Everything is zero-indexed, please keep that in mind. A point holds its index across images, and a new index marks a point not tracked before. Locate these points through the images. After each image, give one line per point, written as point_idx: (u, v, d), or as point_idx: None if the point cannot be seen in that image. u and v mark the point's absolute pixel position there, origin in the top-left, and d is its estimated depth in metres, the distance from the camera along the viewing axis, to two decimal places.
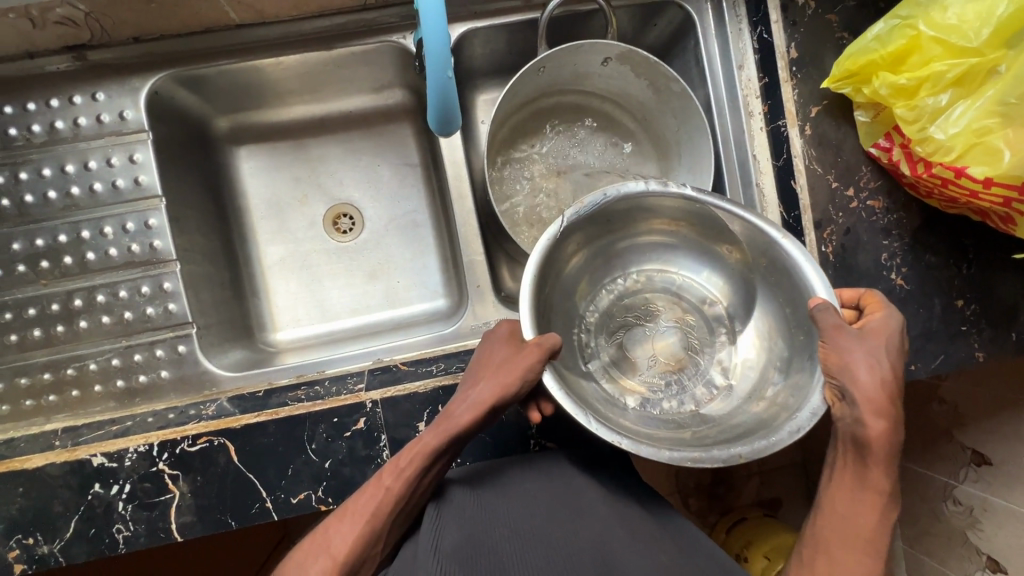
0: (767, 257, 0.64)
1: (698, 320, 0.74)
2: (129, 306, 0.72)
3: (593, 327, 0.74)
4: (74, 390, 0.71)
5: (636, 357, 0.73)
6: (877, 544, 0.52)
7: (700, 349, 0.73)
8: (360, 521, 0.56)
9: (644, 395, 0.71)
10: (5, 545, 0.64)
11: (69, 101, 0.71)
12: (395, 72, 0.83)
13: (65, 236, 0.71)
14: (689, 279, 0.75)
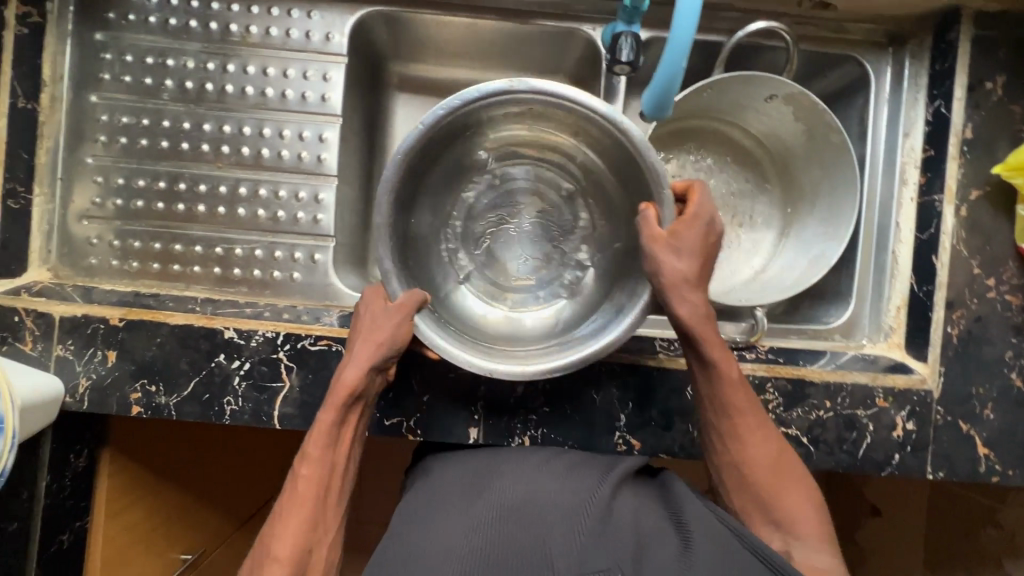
0: (617, 152, 0.73)
1: (562, 206, 0.87)
2: (283, 207, 0.78)
3: (458, 234, 0.86)
4: (217, 268, 0.77)
5: (500, 253, 0.86)
6: (761, 424, 0.62)
7: (561, 238, 0.86)
8: (303, 501, 0.61)
9: (518, 290, 0.84)
10: (130, 387, 0.69)
11: (287, 13, 0.77)
12: (570, 61, 0.85)
13: (248, 129, 0.77)
14: (527, 166, 0.87)
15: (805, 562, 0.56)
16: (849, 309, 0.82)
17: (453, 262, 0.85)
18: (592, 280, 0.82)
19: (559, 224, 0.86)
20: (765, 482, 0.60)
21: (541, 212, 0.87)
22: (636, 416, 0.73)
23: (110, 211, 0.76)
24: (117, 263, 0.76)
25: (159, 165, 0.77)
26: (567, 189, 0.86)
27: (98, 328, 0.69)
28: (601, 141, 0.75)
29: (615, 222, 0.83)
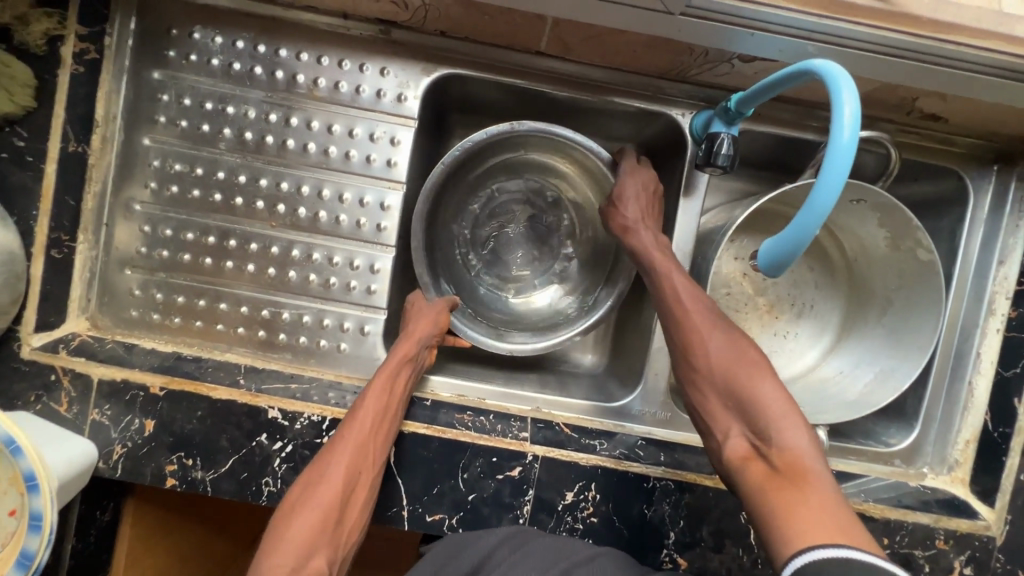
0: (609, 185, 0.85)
1: (547, 209, 0.92)
2: (336, 274, 0.74)
3: (471, 240, 0.91)
4: (262, 331, 0.73)
5: (508, 258, 0.92)
6: (722, 328, 0.66)
7: (543, 231, 0.92)
8: (360, 434, 0.63)
9: (520, 282, 0.92)
10: (165, 458, 0.66)
11: (358, 68, 0.72)
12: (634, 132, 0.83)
13: (308, 189, 0.73)
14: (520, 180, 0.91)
15: (775, 442, 0.57)
16: (912, 433, 0.79)
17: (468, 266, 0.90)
18: (578, 267, 0.92)
19: (546, 225, 0.92)
20: (722, 372, 0.63)
21: (534, 216, 0.92)
22: (685, 535, 0.70)
23: (155, 262, 0.72)
24: (158, 318, 0.72)
25: (210, 218, 0.72)
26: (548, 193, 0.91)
27: (137, 395, 0.66)
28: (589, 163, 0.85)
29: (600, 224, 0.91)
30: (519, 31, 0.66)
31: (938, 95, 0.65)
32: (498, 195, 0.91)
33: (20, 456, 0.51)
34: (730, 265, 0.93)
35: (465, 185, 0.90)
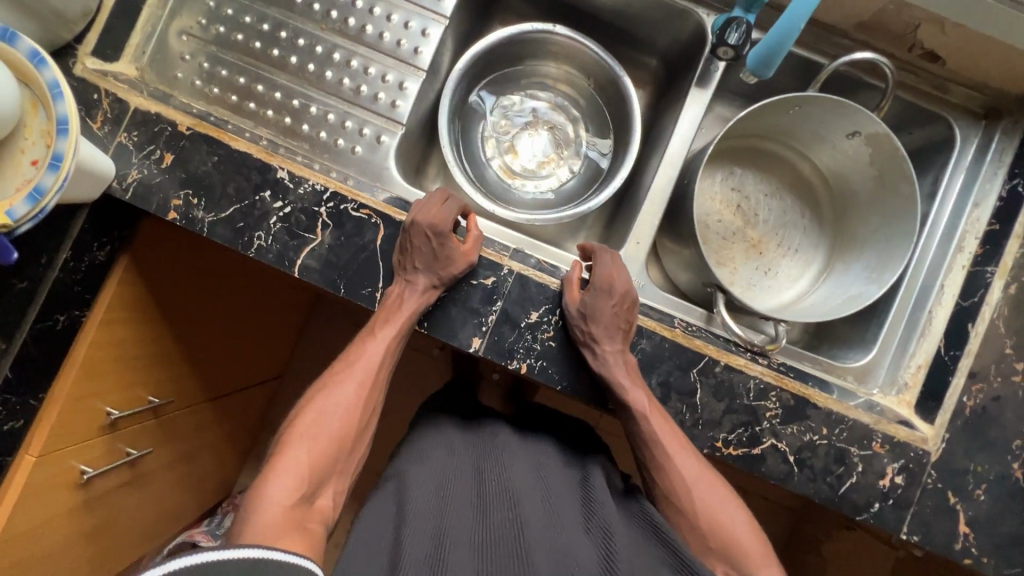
0: (620, 105, 0.95)
1: (566, 125, 1.02)
2: (368, 83, 0.80)
3: (494, 127, 1.00)
4: (288, 118, 0.79)
5: (521, 150, 1.00)
6: (679, 436, 0.69)
7: (558, 141, 1.01)
8: (372, 365, 0.72)
9: (526, 175, 1.00)
10: (173, 193, 0.71)
11: None
12: (658, 37, 0.91)
13: (361, 3, 0.80)
14: (550, 92, 1.01)
15: (736, 536, 0.65)
16: (869, 354, 0.81)
17: (484, 142, 0.99)
18: (579, 182, 1.00)
19: (562, 137, 1.01)
20: (683, 480, 0.67)
21: (554, 129, 1.01)
22: (589, 449, 0.81)
23: (209, 36, 0.80)
24: (199, 84, 0.79)
25: (269, 10, 0.80)
26: (570, 113, 1.02)
27: (165, 130, 0.72)
28: (610, 87, 0.96)
29: (607, 148, 1.00)
30: None
31: (938, 23, 0.73)
32: (529, 99, 1.01)
33: (59, 100, 0.56)
34: (726, 194, 0.99)
35: (501, 80, 1.00)
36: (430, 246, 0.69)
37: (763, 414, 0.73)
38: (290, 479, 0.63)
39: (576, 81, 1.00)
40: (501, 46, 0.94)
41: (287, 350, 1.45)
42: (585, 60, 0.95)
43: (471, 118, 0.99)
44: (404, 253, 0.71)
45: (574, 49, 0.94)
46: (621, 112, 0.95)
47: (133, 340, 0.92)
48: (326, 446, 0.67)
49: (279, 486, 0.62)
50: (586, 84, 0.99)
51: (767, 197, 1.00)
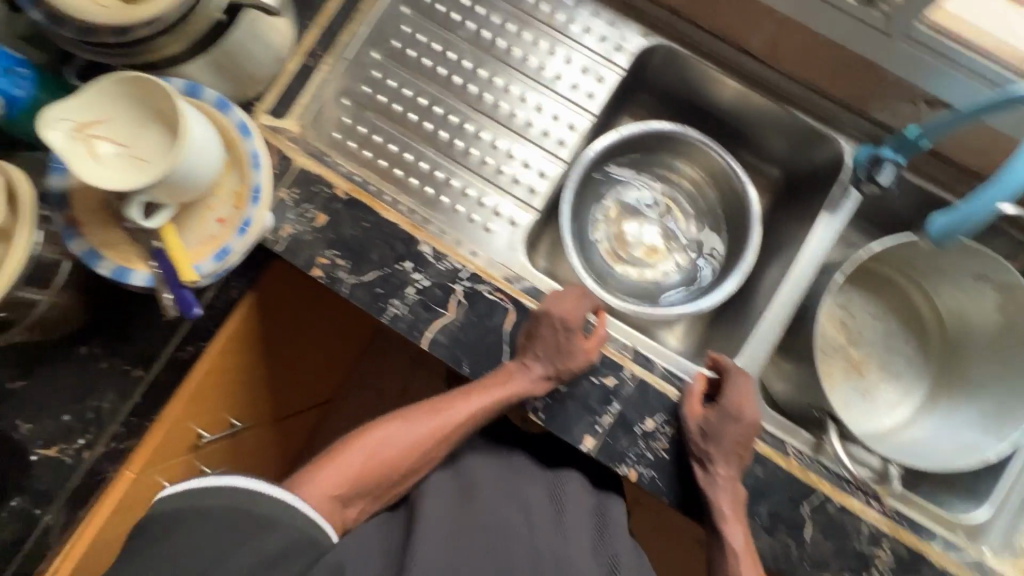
0: (738, 211, 0.96)
1: (677, 218, 1.02)
2: (510, 166, 0.83)
3: (606, 210, 1.01)
4: (429, 189, 0.82)
5: (629, 237, 1.02)
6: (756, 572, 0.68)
7: (666, 234, 1.02)
8: (455, 419, 0.73)
9: (631, 262, 1.01)
10: (321, 252, 0.75)
11: (594, 13, 0.84)
12: (788, 152, 0.92)
13: (515, 90, 0.84)
14: (665, 182, 1.02)
15: None
16: (985, 509, 0.78)
17: (595, 224, 1.00)
18: (683, 277, 1.00)
19: (671, 229, 1.02)
20: None
21: (664, 220, 1.02)
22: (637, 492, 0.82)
23: (367, 102, 0.84)
24: (351, 146, 0.82)
25: (428, 85, 0.84)
26: (682, 206, 1.02)
27: (322, 191, 0.76)
28: (730, 192, 0.97)
29: (715, 247, 1.00)
30: (743, 15, 0.77)
31: None
32: (643, 187, 1.02)
33: (259, 171, 0.61)
34: (831, 310, 0.98)
35: (619, 165, 1.02)
36: (555, 338, 0.71)
37: (872, 561, 0.71)
38: (333, 480, 0.67)
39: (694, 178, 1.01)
40: (629, 139, 0.96)
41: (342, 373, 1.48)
42: (709, 162, 0.97)
43: (586, 199, 1.01)
44: (530, 337, 0.72)
45: (701, 150, 0.96)
46: (738, 217, 0.96)
47: (236, 369, 0.96)
48: (375, 469, 0.70)
49: (319, 480, 0.66)
50: (701, 181, 1.01)
51: (873, 320, 0.98)
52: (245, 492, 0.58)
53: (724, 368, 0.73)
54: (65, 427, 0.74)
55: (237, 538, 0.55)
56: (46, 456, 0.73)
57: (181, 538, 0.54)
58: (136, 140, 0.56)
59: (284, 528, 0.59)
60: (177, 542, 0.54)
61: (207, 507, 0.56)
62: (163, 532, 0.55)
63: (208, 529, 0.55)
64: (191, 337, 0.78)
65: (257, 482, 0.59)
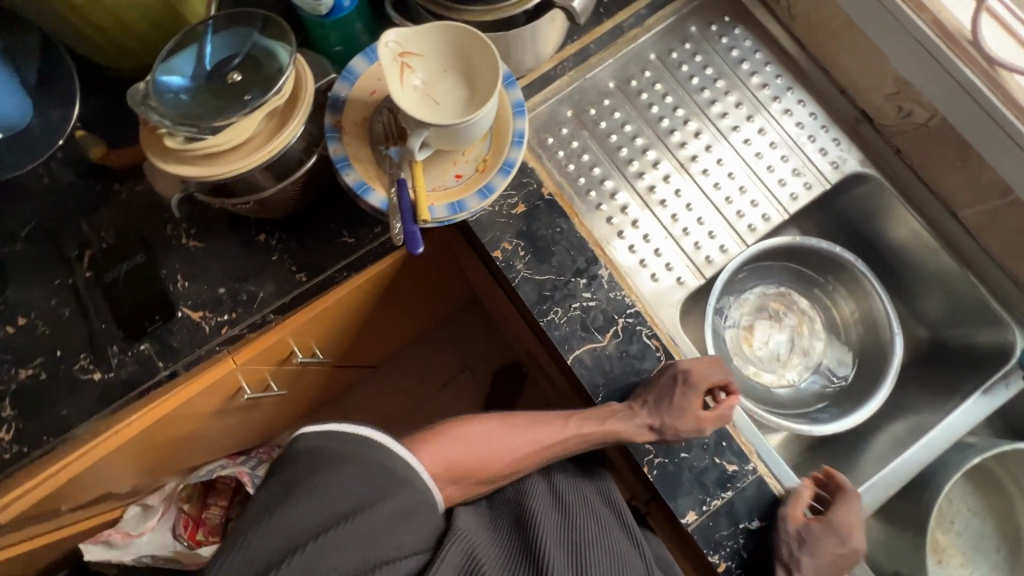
0: (875, 354, 0.95)
1: (808, 337, 1.01)
2: (694, 229, 0.87)
3: (744, 301, 1.00)
4: (614, 218, 0.84)
5: (757, 335, 1.00)
6: None
7: (794, 348, 1.00)
8: (555, 436, 0.73)
9: (751, 359, 0.99)
10: (506, 238, 0.77)
11: (821, 127, 0.89)
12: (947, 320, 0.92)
13: (726, 164, 0.88)
14: (808, 300, 1.01)
15: None
16: None
17: (731, 311, 0.99)
18: (797, 395, 0.98)
19: (798, 345, 1.00)
20: None
21: (796, 334, 1.01)
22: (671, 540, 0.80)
23: (588, 122, 0.88)
24: (559, 155, 0.86)
25: (647, 129, 0.88)
26: (816, 328, 1.01)
27: (531, 185, 0.79)
28: (871, 335, 0.97)
29: (838, 380, 0.99)
30: (970, 180, 0.81)
31: None
32: (786, 296, 1.01)
33: (519, 147, 0.64)
34: None
35: (774, 266, 1.01)
36: (672, 390, 0.72)
37: None
38: (446, 456, 0.68)
39: (838, 308, 1.00)
40: (796, 248, 0.97)
41: (398, 340, 1.50)
42: (861, 299, 0.98)
43: (732, 284, 0.99)
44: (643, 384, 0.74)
45: (859, 285, 0.97)
46: (872, 360, 0.96)
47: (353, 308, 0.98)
48: (487, 453, 0.70)
49: (434, 455, 0.67)
50: (847, 311, 0.99)
51: (968, 513, 0.95)
52: (374, 449, 0.60)
53: (842, 489, 0.75)
54: (217, 298, 0.76)
55: (353, 496, 0.56)
56: (189, 317, 0.76)
57: (317, 469, 0.57)
58: (440, 82, 0.60)
59: (402, 489, 0.60)
60: (315, 469, 0.57)
61: (334, 450, 0.58)
62: (292, 469, 0.57)
63: (335, 471, 0.57)
64: (352, 266, 0.77)
65: (389, 444, 0.61)
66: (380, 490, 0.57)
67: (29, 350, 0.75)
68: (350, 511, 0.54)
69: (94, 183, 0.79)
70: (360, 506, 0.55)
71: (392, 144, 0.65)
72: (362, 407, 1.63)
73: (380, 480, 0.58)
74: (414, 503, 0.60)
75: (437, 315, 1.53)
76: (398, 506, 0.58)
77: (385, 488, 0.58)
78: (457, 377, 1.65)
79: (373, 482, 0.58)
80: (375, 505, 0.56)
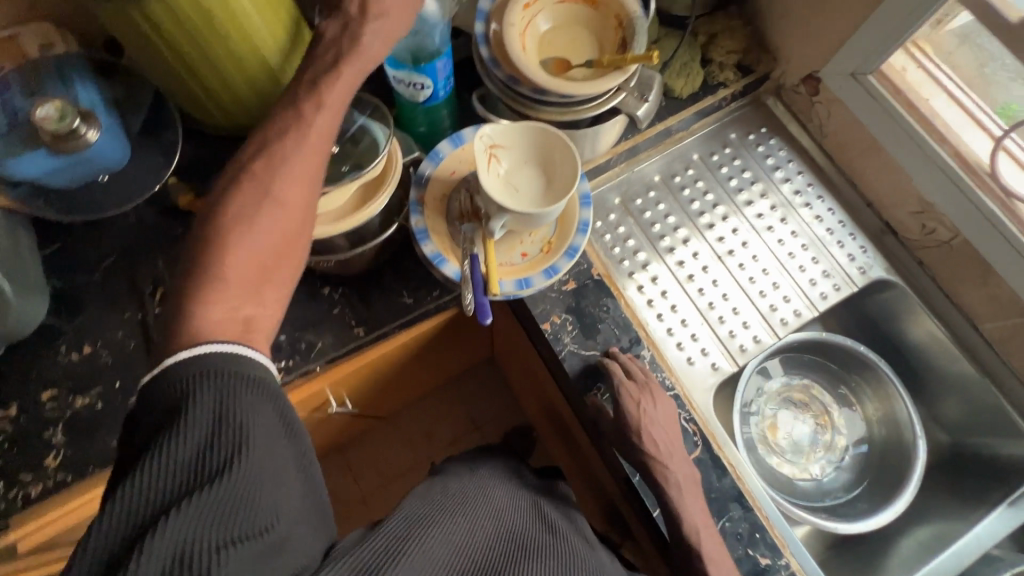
0: (898, 454, 0.97)
1: (831, 431, 1.02)
2: (728, 318, 0.92)
3: (771, 391, 1.02)
4: (654, 302, 0.90)
5: (781, 425, 1.02)
6: None
7: (816, 441, 1.02)
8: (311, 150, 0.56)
9: (775, 449, 1.00)
10: (556, 312, 0.82)
11: (847, 234, 0.96)
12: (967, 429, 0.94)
13: (759, 261, 0.94)
14: (832, 394, 1.04)
15: None
16: None
17: (757, 400, 1.01)
18: (820, 489, 0.99)
19: (821, 439, 1.02)
20: None
21: (818, 426, 1.02)
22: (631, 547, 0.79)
23: (633, 211, 0.95)
24: (606, 238, 0.92)
25: (688, 220, 0.95)
26: (839, 423, 1.03)
27: (582, 264, 0.84)
28: (894, 435, 0.99)
29: (859, 477, 1.00)
30: (990, 296, 0.86)
31: None
32: (810, 388, 1.04)
33: (584, 235, 0.70)
34: None
35: (798, 358, 1.04)
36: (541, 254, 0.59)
37: None
38: (227, 304, 0.50)
39: (861, 405, 1.03)
40: (821, 343, 1.01)
41: (414, 394, 1.51)
42: (883, 398, 1.00)
43: (759, 374, 1.02)
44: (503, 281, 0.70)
45: (881, 385, 1.00)
46: (895, 461, 0.97)
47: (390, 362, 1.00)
48: (272, 272, 0.54)
49: (220, 309, 0.50)
50: (869, 408, 1.02)
51: None
52: (219, 362, 0.47)
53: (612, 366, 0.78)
54: (276, 345, 0.79)
55: (235, 418, 0.45)
56: None
57: (169, 410, 0.45)
58: (522, 174, 0.67)
59: (266, 404, 0.48)
60: (164, 413, 0.45)
61: (211, 378, 0.46)
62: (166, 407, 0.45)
63: (209, 395, 0.45)
64: (407, 325, 0.81)
65: (234, 348, 0.48)
66: (233, 413, 0.45)
67: (90, 378, 0.77)
68: (238, 437, 0.45)
69: (175, 225, 0.84)
70: (213, 449, 0.43)
71: (467, 221, 0.71)
72: (369, 457, 1.61)
73: (234, 420, 0.45)
74: (282, 419, 0.49)
75: (454, 371, 1.55)
76: (260, 428, 0.46)
77: (257, 419, 0.46)
78: (466, 437, 1.64)
79: (225, 402, 0.45)
80: (257, 432, 0.46)
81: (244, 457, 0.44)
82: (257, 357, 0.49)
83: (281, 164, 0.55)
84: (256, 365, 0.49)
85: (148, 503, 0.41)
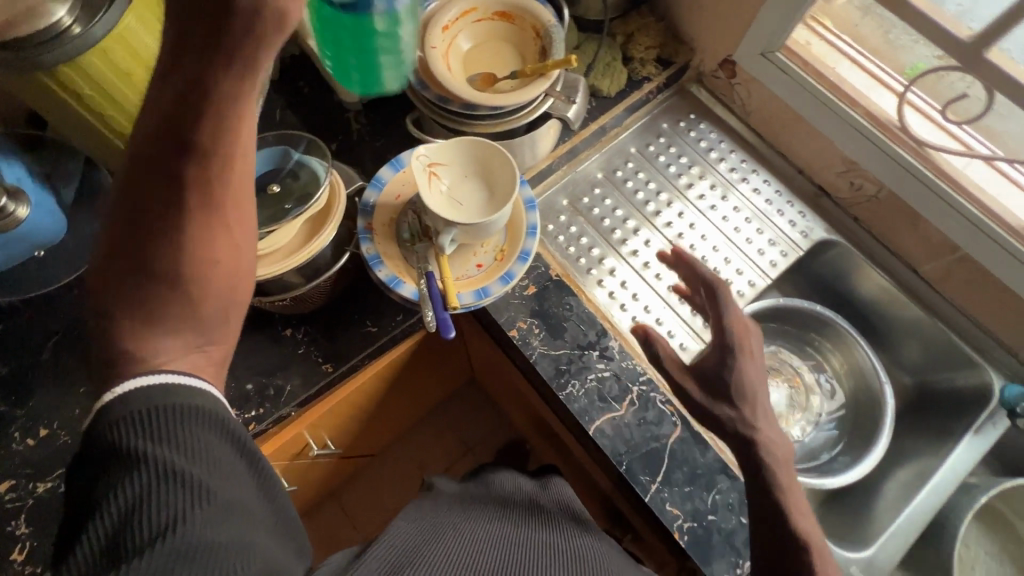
0: (868, 403, 1.01)
1: (804, 392, 1.06)
2: (688, 298, 0.94)
3: None
4: (615, 294, 0.92)
5: None
6: None
7: (793, 404, 1.04)
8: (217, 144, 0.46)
9: None
10: (521, 318, 0.83)
11: (785, 202, 1.01)
12: (926, 368, 0.99)
13: (708, 240, 0.98)
14: (798, 356, 1.07)
15: None
16: None
17: None
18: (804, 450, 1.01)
19: (796, 402, 1.05)
20: None
21: (792, 390, 1.06)
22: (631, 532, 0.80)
23: (582, 210, 0.97)
24: (559, 239, 0.95)
25: (635, 211, 0.98)
26: (810, 383, 1.06)
27: (539, 267, 0.86)
28: (861, 386, 1.03)
29: (838, 432, 1.03)
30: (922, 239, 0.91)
31: None
32: (777, 355, 1.07)
33: (533, 238, 0.72)
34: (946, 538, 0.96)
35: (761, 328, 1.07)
36: None
37: None
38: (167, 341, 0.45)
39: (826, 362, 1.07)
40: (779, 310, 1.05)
41: (399, 427, 1.49)
42: (846, 352, 1.04)
43: None
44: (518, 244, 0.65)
45: (842, 340, 1.04)
46: (868, 410, 1.01)
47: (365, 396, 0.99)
48: (219, 292, 0.48)
49: (164, 344, 0.45)
50: (835, 363, 1.06)
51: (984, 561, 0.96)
52: (156, 397, 0.42)
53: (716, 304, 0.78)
54: (244, 395, 0.78)
55: (181, 455, 0.41)
56: None
57: (106, 462, 0.41)
58: (463, 188, 0.68)
59: (215, 434, 0.43)
60: (101, 463, 0.41)
61: (146, 414, 0.42)
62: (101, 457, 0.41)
63: (147, 436, 0.41)
64: (375, 355, 0.81)
65: (173, 379, 0.44)
66: (175, 452, 0.41)
67: (51, 461, 0.74)
68: (186, 476, 0.40)
69: None
70: (159, 498, 0.39)
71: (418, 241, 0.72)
72: (361, 500, 1.57)
73: (179, 458, 0.41)
74: (238, 448, 0.45)
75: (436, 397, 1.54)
76: (208, 465, 0.42)
77: (208, 451, 0.42)
78: (458, 462, 1.62)
79: (166, 442, 0.41)
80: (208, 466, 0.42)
81: (195, 500, 0.40)
82: (196, 385, 0.44)
83: (195, 157, 0.45)
84: (199, 394, 0.44)
85: (88, 566, 0.37)
